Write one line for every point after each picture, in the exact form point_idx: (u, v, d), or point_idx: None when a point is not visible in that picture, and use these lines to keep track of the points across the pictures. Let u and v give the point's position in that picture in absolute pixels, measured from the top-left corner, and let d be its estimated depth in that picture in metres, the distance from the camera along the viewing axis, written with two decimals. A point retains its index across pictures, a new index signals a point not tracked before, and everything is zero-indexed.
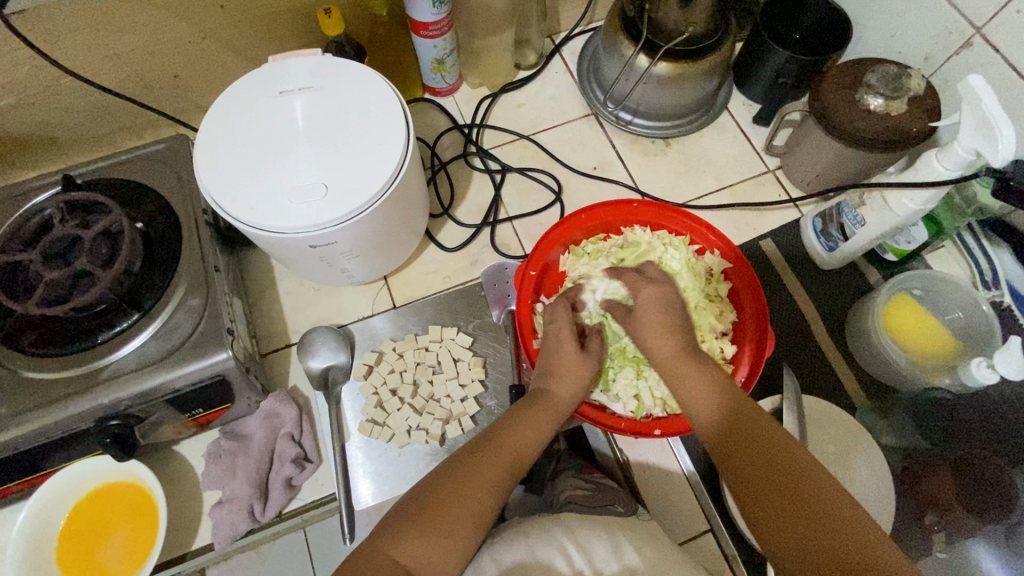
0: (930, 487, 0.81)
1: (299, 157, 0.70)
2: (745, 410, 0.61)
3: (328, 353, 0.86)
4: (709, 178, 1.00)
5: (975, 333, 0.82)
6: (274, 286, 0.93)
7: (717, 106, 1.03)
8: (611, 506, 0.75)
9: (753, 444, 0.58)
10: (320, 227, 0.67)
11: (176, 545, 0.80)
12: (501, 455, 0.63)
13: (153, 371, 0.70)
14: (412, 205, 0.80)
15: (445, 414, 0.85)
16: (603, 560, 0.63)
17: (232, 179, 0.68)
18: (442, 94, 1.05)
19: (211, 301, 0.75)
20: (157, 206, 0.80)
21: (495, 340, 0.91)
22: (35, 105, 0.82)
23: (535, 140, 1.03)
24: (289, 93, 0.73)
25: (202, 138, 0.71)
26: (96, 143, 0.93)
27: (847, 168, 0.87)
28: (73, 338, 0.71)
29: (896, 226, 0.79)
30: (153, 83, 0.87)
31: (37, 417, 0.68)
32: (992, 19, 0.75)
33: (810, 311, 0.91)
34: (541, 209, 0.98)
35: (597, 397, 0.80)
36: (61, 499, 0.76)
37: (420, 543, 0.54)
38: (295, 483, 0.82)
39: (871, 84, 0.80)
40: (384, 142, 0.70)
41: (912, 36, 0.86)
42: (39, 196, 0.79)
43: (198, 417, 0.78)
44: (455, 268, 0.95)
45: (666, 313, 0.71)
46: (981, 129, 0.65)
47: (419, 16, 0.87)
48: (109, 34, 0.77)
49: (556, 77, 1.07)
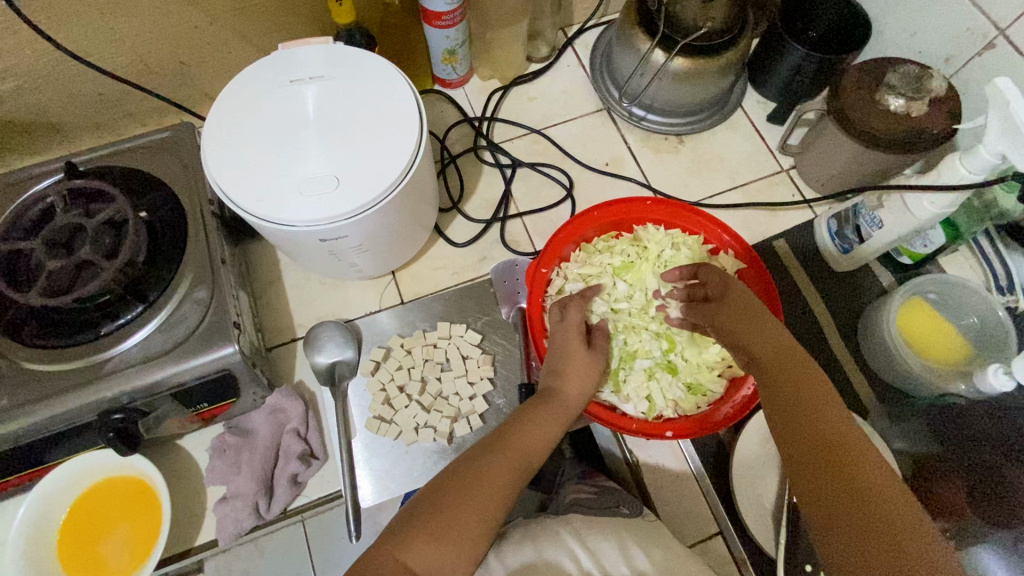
0: (937, 494, 0.80)
1: (309, 149, 0.68)
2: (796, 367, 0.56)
3: (334, 348, 0.85)
4: (722, 177, 0.99)
5: (992, 338, 0.81)
6: (279, 279, 0.92)
7: (731, 103, 1.02)
8: (618, 507, 0.72)
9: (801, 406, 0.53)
10: (330, 221, 0.66)
11: (179, 540, 0.79)
12: (511, 458, 0.62)
13: (159, 364, 0.68)
14: (423, 199, 0.78)
15: (453, 412, 0.84)
16: (612, 561, 0.62)
17: (240, 170, 0.67)
18: (451, 85, 1.03)
19: (217, 294, 0.73)
20: (163, 195, 0.78)
21: (504, 338, 0.90)
22: (38, 89, 0.80)
23: (546, 135, 1.01)
24: (300, 82, 0.71)
25: (210, 125, 0.69)
26: (98, 129, 0.90)
27: (864, 168, 0.86)
28: (76, 331, 0.69)
29: (914, 228, 0.78)
30: (158, 69, 0.85)
31: (39, 410, 0.66)
32: (1016, 21, 0.74)
33: (823, 314, 0.90)
34: (551, 205, 0.97)
35: (607, 397, 0.79)
36: (61, 494, 0.74)
37: (432, 548, 0.52)
38: (300, 480, 0.81)
39: (892, 84, 0.79)
40: (397, 134, 0.69)
41: (933, 36, 0.85)
42: (43, 183, 0.77)
43: (203, 411, 0.77)
44: (464, 264, 0.94)
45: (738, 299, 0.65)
46: (1008, 133, 0.64)
47: (432, 5, 0.85)
48: (113, 18, 0.75)
49: (568, 71, 1.06)
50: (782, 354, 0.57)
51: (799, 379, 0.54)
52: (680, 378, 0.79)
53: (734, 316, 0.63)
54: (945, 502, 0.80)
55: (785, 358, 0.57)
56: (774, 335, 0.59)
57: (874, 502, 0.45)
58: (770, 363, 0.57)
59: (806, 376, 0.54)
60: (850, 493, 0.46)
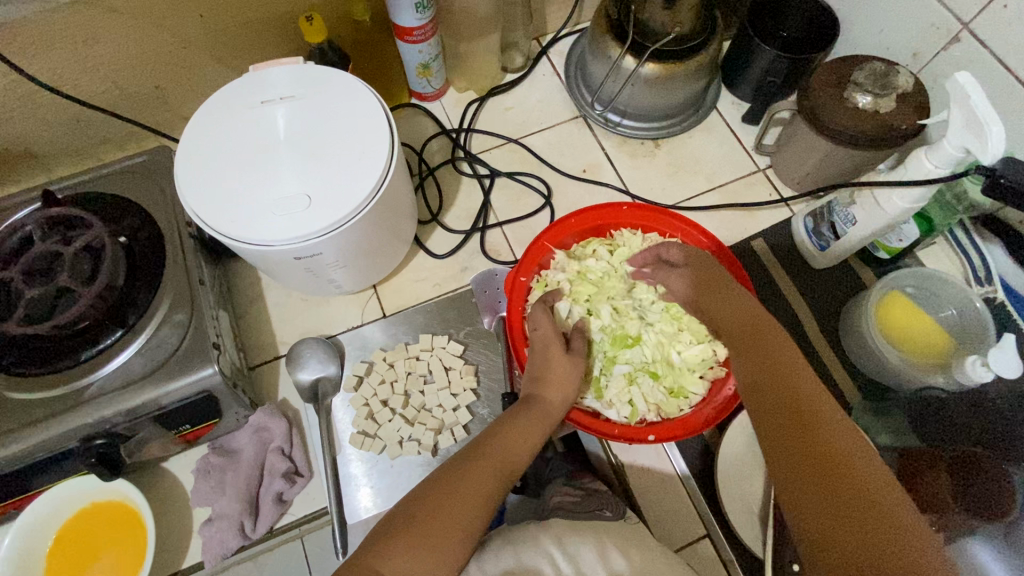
0: (923, 487, 0.80)
1: (282, 168, 0.68)
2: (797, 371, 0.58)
3: (317, 364, 0.85)
4: (700, 179, 0.99)
5: (969, 330, 0.81)
6: (262, 297, 0.92)
7: (706, 105, 1.03)
8: (600, 511, 0.72)
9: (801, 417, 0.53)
10: (304, 239, 0.66)
11: (166, 564, 0.79)
12: (490, 465, 0.62)
13: (139, 388, 0.69)
14: (399, 212, 0.79)
15: (438, 424, 0.85)
16: (588, 563, 0.61)
17: (215, 192, 0.67)
18: (428, 99, 1.04)
19: (196, 316, 0.74)
20: (140, 219, 0.78)
21: (486, 348, 0.90)
22: (13, 118, 0.80)
23: (523, 144, 1.02)
24: (270, 103, 0.72)
25: (183, 149, 0.70)
26: (77, 155, 0.91)
27: (838, 165, 0.87)
28: (55, 358, 0.70)
29: (887, 224, 0.79)
30: (133, 95, 0.86)
31: (20, 438, 0.66)
32: (979, 15, 0.75)
33: (803, 311, 0.91)
34: (531, 213, 0.97)
35: (590, 404, 0.79)
36: (46, 523, 0.74)
37: (410, 556, 0.53)
38: (285, 498, 0.81)
39: (859, 82, 0.80)
40: (369, 151, 0.69)
41: (900, 32, 0.86)
42: (20, 211, 0.78)
43: (186, 433, 0.77)
44: (445, 275, 0.94)
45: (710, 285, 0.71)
46: (970, 127, 0.64)
47: (402, 22, 0.86)
48: (85, 47, 0.76)
49: (544, 80, 1.06)
50: (769, 362, 0.59)
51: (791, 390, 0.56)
52: (663, 382, 0.79)
53: (733, 338, 0.65)
54: (930, 495, 0.80)
55: (775, 370, 0.59)
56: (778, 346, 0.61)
57: (871, 493, 0.46)
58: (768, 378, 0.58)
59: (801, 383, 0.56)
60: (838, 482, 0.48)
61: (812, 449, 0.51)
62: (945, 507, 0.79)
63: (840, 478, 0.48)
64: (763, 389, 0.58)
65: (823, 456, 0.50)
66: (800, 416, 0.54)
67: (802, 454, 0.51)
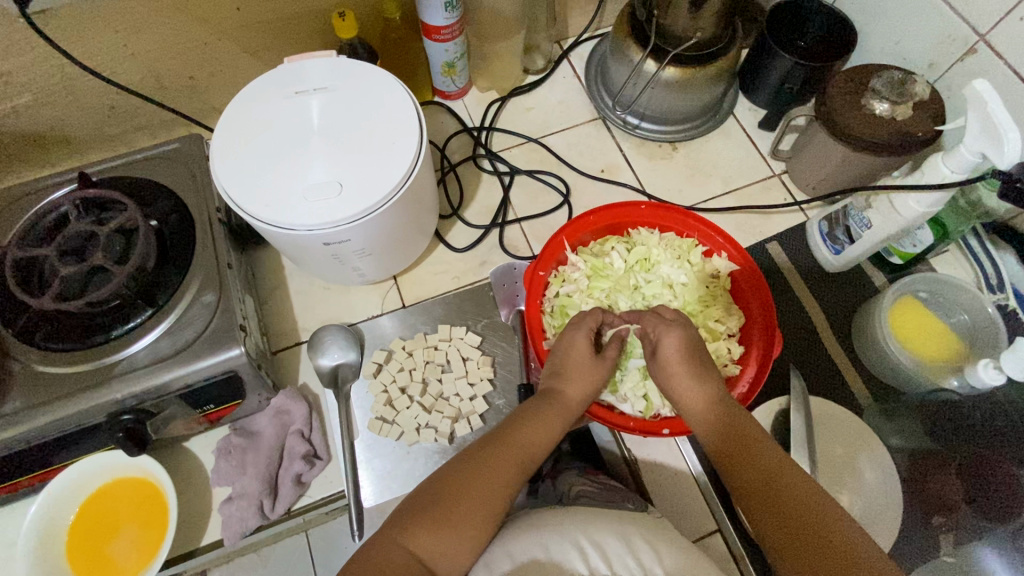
0: (936, 489, 0.83)
1: (314, 155, 0.71)
2: (739, 421, 0.64)
3: (338, 351, 0.87)
4: (715, 182, 1.01)
5: (980, 334, 0.83)
6: (285, 285, 0.94)
7: (723, 111, 1.05)
8: (622, 502, 0.74)
9: (753, 477, 0.58)
10: (334, 225, 0.68)
11: (185, 542, 0.80)
12: (513, 453, 0.64)
13: (168, 366, 0.70)
14: (424, 204, 0.81)
15: (454, 412, 0.86)
16: (617, 556, 0.59)
17: (252, 177, 0.69)
18: (451, 97, 1.06)
19: (224, 297, 0.75)
20: (171, 203, 0.80)
21: (503, 339, 0.91)
22: (52, 103, 0.83)
23: (543, 144, 1.04)
24: (305, 93, 0.74)
25: (220, 135, 0.72)
26: (109, 141, 0.94)
27: (853, 171, 0.88)
28: (87, 335, 0.71)
29: (902, 229, 0.80)
30: (167, 83, 0.88)
31: (51, 410, 0.68)
32: (995, 26, 0.77)
33: (816, 313, 0.92)
34: (549, 210, 0.99)
35: (606, 397, 0.81)
36: (70, 497, 0.76)
37: (435, 540, 0.55)
38: (304, 480, 0.83)
39: (877, 89, 0.82)
40: (398, 142, 0.71)
41: (917, 42, 0.88)
42: (56, 192, 0.80)
43: (209, 412, 0.78)
44: (464, 268, 0.96)
45: (692, 360, 0.68)
46: (988, 133, 0.66)
47: (431, 20, 0.89)
48: (126, 35, 0.79)
49: (564, 82, 1.09)
50: (723, 423, 0.64)
51: (740, 446, 0.61)
52: None
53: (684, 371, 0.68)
54: (942, 497, 0.82)
55: (729, 432, 0.63)
56: (718, 389, 0.67)
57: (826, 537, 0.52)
58: (719, 439, 0.63)
59: (748, 436, 0.62)
60: (790, 513, 0.54)
61: (762, 494, 0.57)
62: (956, 507, 0.82)
63: (801, 517, 0.54)
64: (716, 441, 0.63)
65: (782, 502, 0.56)
66: (755, 466, 0.59)
67: (760, 492, 0.57)
